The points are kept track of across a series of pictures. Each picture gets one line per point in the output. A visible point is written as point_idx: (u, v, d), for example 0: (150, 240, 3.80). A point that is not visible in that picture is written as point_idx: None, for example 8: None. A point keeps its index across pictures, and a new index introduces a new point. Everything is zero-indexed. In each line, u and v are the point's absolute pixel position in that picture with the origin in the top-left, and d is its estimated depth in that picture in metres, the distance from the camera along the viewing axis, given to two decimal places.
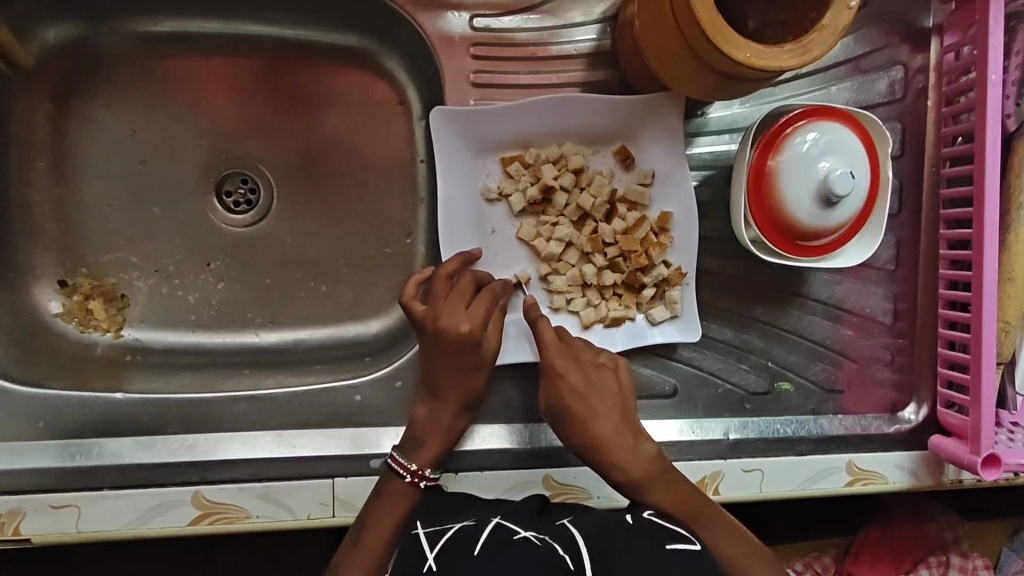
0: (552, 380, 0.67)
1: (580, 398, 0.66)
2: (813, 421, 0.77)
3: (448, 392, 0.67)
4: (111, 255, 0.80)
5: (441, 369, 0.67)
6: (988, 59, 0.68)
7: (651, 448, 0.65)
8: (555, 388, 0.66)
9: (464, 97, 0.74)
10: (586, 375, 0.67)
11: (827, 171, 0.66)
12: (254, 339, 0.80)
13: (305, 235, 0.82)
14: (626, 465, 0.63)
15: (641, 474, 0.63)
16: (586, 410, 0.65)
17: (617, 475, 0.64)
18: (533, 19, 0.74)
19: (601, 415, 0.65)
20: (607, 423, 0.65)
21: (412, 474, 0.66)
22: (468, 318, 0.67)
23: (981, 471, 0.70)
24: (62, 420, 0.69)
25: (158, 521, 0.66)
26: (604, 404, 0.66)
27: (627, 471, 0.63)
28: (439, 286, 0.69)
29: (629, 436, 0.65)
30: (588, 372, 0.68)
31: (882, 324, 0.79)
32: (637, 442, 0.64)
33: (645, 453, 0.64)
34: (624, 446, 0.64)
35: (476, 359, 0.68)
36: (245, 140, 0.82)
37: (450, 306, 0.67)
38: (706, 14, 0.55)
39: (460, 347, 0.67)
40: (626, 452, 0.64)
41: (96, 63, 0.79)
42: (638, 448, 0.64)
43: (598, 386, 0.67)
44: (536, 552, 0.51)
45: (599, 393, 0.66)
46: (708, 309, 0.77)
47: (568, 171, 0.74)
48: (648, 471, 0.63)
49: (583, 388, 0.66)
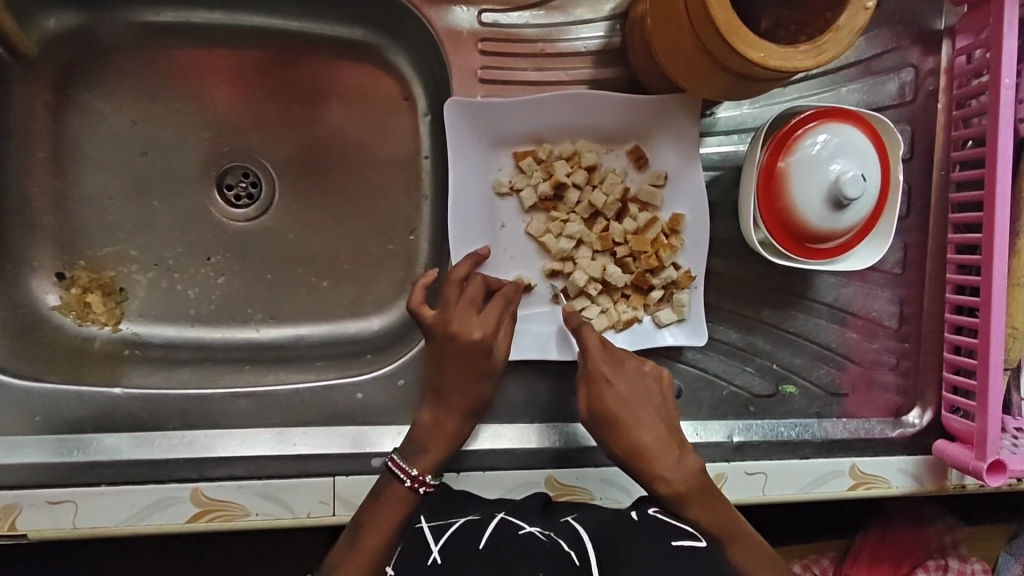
0: (598, 386, 0.66)
1: (626, 407, 0.65)
2: (817, 424, 0.76)
3: (453, 396, 0.67)
4: (110, 247, 0.79)
5: (453, 372, 0.67)
6: (1002, 62, 0.67)
7: (695, 462, 0.64)
8: (600, 395, 0.65)
9: (471, 92, 0.73)
10: (631, 384, 0.66)
11: (838, 173, 0.65)
12: (255, 335, 0.79)
13: (308, 229, 0.81)
14: (670, 476, 0.62)
15: (684, 488, 0.62)
16: (629, 418, 0.65)
17: (660, 486, 0.63)
18: (541, 15, 0.73)
19: (645, 424, 0.64)
20: (651, 434, 0.64)
21: (412, 479, 0.64)
22: (479, 325, 0.67)
23: (986, 477, 0.70)
24: (59, 415, 0.68)
25: (156, 518, 0.65)
26: (648, 414, 0.65)
27: (669, 482, 0.62)
28: (451, 291, 0.68)
29: (674, 448, 0.64)
30: (633, 380, 0.67)
31: (888, 328, 0.79)
32: (682, 455, 0.64)
33: (689, 467, 0.63)
34: (667, 458, 0.63)
35: (486, 365, 0.67)
36: (247, 134, 0.81)
37: (462, 312, 0.67)
38: (722, 14, 0.55)
39: (471, 355, 0.66)
40: (668, 462, 0.63)
41: (98, 52, 0.78)
42: (681, 461, 0.63)
43: (644, 396, 0.66)
44: (543, 547, 0.52)
45: (643, 402, 0.66)
46: (715, 311, 0.77)
47: (580, 168, 0.73)
48: (692, 484, 0.63)
49: (629, 397, 0.66)
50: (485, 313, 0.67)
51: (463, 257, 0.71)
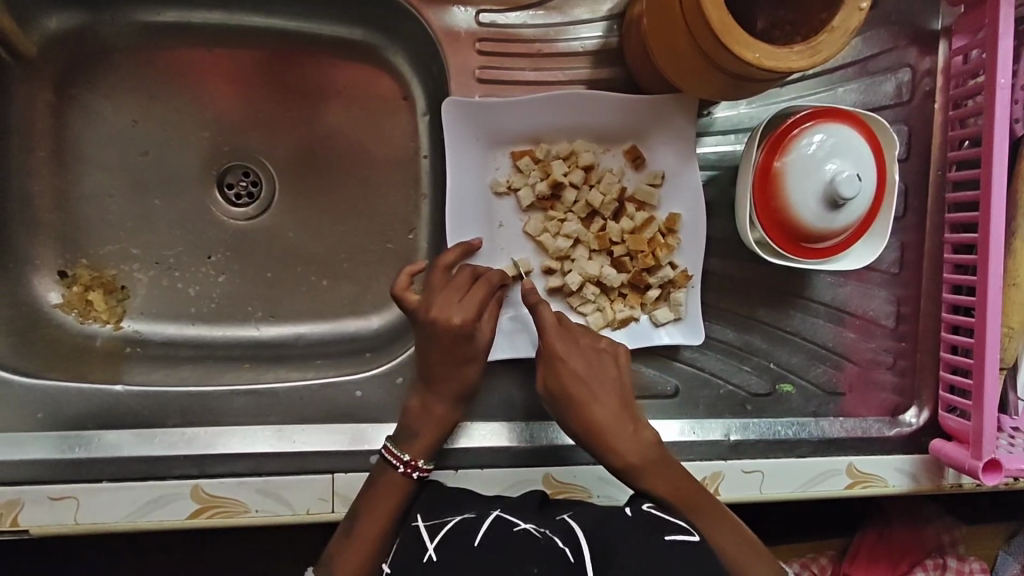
0: (553, 364, 0.66)
1: (580, 383, 0.65)
2: (813, 423, 0.76)
3: (439, 382, 0.67)
4: (112, 246, 0.79)
5: (436, 358, 0.66)
6: (998, 63, 0.68)
7: (650, 435, 0.64)
8: (556, 373, 0.66)
9: (469, 92, 0.73)
10: (587, 361, 0.67)
11: (834, 173, 0.65)
12: (255, 333, 0.80)
13: (307, 229, 0.81)
14: (623, 450, 0.63)
15: (638, 460, 0.63)
16: (585, 395, 0.65)
17: (615, 459, 0.63)
18: (539, 16, 0.73)
19: (601, 401, 0.65)
20: (604, 409, 0.64)
21: (406, 464, 0.65)
22: (460, 310, 0.66)
23: (982, 475, 0.70)
24: (61, 412, 0.69)
25: (155, 515, 0.66)
26: (604, 390, 0.65)
27: (624, 456, 0.63)
28: (437, 279, 0.69)
29: (628, 422, 0.64)
30: (589, 357, 0.67)
31: (885, 327, 0.79)
32: (636, 429, 0.64)
33: (644, 439, 0.64)
34: (621, 432, 0.64)
35: (469, 350, 0.67)
36: (247, 133, 0.81)
37: (444, 299, 0.67)
38: (717, 14, 0.55)
39: (453, 342, 0.66)
40: (623, 436, 0.64)
41: (100, 53, 0.79)
42: (635, 434, 0.64)
43: (600, 373, 0.66)
44: (537, 544, 0.52)
45: (598, 378, 0.66)
46: (711, 310, 0.77)
47: (578, 167, 0.74)
48: (646, 456, 0.63)
49: (584, 374, 0.66)
50: (467, 300, 0.67)
51: (452, 246, 0.71)
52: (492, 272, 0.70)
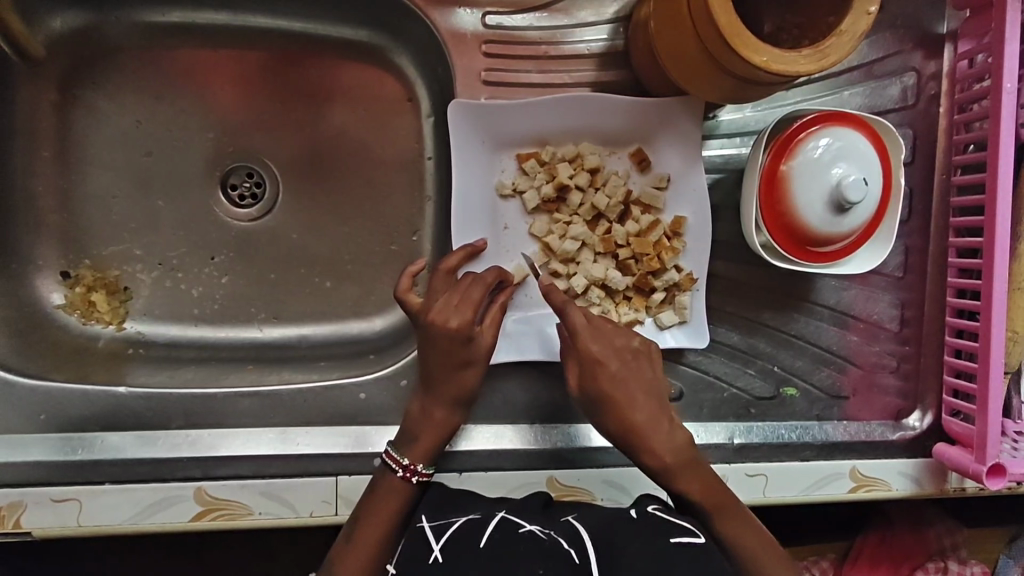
0: (589, 365, 0.64)
1: (616, 385, 0.64)
2: (817, 427, 0.77)
3: (439, 387, 0.66)
4: (115, 247, 0.79)
5: (434, 361, 0.66)
6: (1004, 67, 0.68)
7: (684, 435, 0.64)
8: (593, 374, 0.64)
9: (475, 94, 0.73)
10: (623, 363, 0.65)
11: (841, 176, 0.65)
12: (258, 334, 0.80)
13: (311, 230, 0.81)
14: (660, 451, 0.62)
15: (674, 461, 0.62)
16: (621, 398, 0.63)
17: (649, 459, 0.63)
18: (544, 18, 0.73)
19: (638, 403, 0.63)
20: (642, 411, 0.63)
21: (404, 469, 0.65)
22: (459, 314, 0.65)
23: (986, 479, 0.70)
24: (63, 413, 0.69)
25: (158, 517, 0.65)
26: (641, 391, 0.64)
27: (659, 455, 0.62)
28: (439, 283, 0.69)
29: (665, 421, 0.63)
30: (626, 358, 0.65)
31: (889, 331, 0.79)
32: (672, 429, 0.63)
33: (678, 440, 0.63)
34: (659, 432, 0.63)
35: (466, 354, 0.66)
36: (251, 133, 0.81)
37: (443, 302, 0.66)
38: (724, 17, 0.55)
39: (450, 344, 0.65)
40: (660, 436, 0.63)
41: (103, 53, 0.78)
42: (672, 435, 0.63)
43: (637, 374, 0.65)
44: (542, 545, 0.52)
45: (635, 380, 0.64)
46: (716, 313, 0.77)
47: (584, 170, 0.73)
48: (680, 457, 0.63)
49: (621, 376, 0.64)
50: (465, 301, 0.66)
51: (457, 248, 0.71)
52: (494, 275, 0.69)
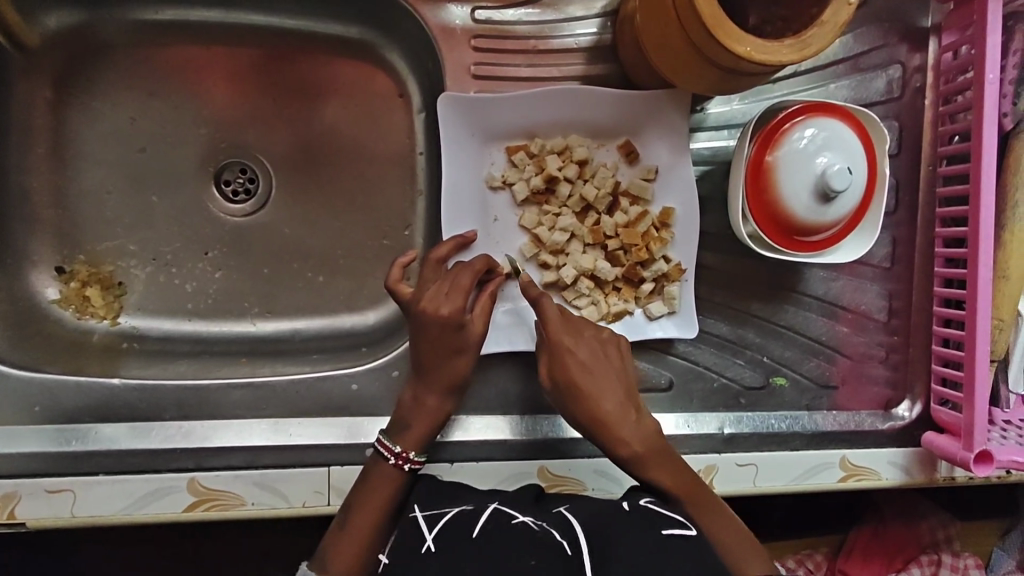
0: (557, 353, 0.66)
1: (584, 372, 0.65)
2: (807, 416, 0.77)
3: (431, 374, 0.67)
4: (109, 242, 0.80)
5: (425, 350, 0.67)
6: (986, 58, 0.69)
7: (654, 425, 0.64)
8: (562, 362, 0.66)
9: (465, 88, 0.74)
10: (592, 352, 0.67)
11: (825, 166, 0.66)
12: (252, 329, 0.80)
13: (304, 225, 0.82)
14: (629, 439, 0.63)
15: (643, 448, 0.62)
16: (590, 385, 0.65)
17: (621, 448, 0.63)
18: (534, 12, 0.74)
19: (606, 390, 0.65)
20: (611, 401, 0.64)
21: (396, 457, 0.65)
22: (449, 301, 0.66)
23: (974, 467, 0.71)
24: (58, 406, 0.69)
25: (152, 508, 0.66)
26: (609, 381, 0.65)
27: (629, 444, 0.63)
28: (430, 273, 0.69)
29: (634, 412, 0.64)
30: (593, 348, 0.67)
31: (878, 322, 0.80)
32: (641, 419, 0.64)
33: (648, 429, 0.64)
34: (627, 420, 0.63)
35: (458, 341, 0.67)
36: (244, 130, 0.82)
37: (434, 291, 0.67)
38: (707, 9, 0.56)
39: (442, 330, 0.66)
40: (628, 425, 0.63)
41: (97, 50, 0.79)
42: (641, 423, 0.64)
43: (605, 363, 0.67)
44: (534, 535, 0.53)
45: (603, 368, 0.66)
46: (705, 304, 0.77)
47: (572, 162, 0.74)
48: (650, 446, 0.63)
49: (589, 364, 0.66)
50: (455, 287, 0.67)
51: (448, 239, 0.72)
52: (484, 261, 0.70)
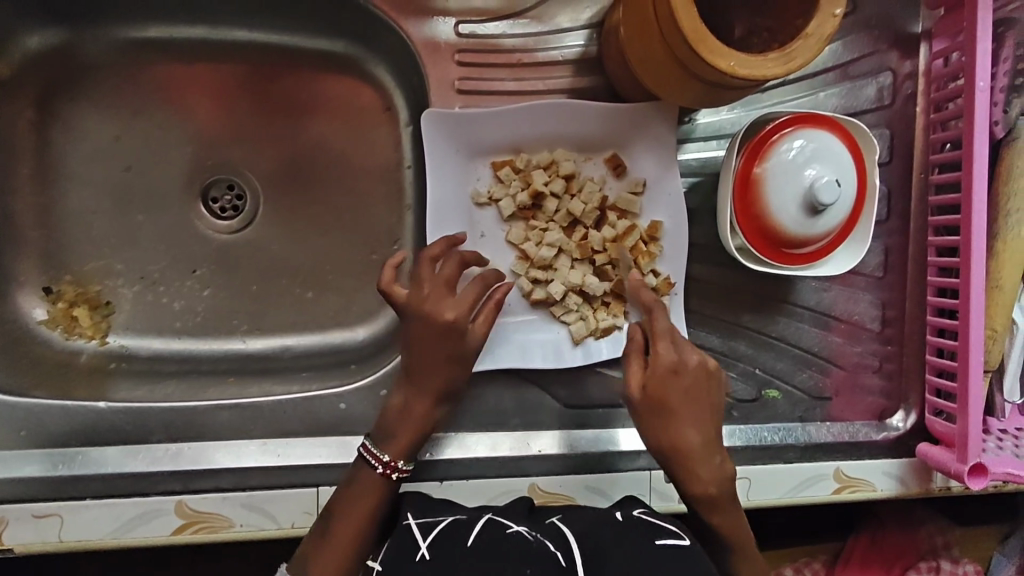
0: (662, 375, 0.64)
1: (684, 403, 0.64)
2: (801, 428, 0.76)
3: (426, 386, 0.67)
4: (96, 261, 0.79)
5: (422, 353, 0.67)
6: (977, 66, 0.68)
7: (730, 469, 0.65)
8: (665, 386, 0.64)
9: (449, 104, 0.73)
10: (694, 380, 0.65)
11: (814, 179, 0.65)
12: (241, 346, 0.80)
13: (293, 241, 0.81)
14: (706, 480, 0.63)
15: (716, 492, 0.64)
16: (685, 421, 0.64)
17: (693, 484, 0.64)
18: (518, 25, 0.73)
19: (698, 427, 0.64)
20: (699, 440, 0.64)
21: (384, 465, 0.64)
22: (452, 307, 0.66)
23: (967, 479, 0.70)
24: (44, 430, 0.69)
25: (141, 530, 0.66)
26: (703, 416, 0.65)
27: (704, 484, 0.64)
28: (425, 271, 0.68)
29: (716, 454, 0.64)
30: (696, 376, 0.65)
31: (871, 331, 0.79)
32: (721, 462, 0.64)
33: (725, 473, 0.64)
34: (709, 463, 0.64)
35: (458, 347, 0.67)
36: (230, 147, 0.81)
37: (436, 294, 0.67)
38: (689, 24, 0.55)
39: (443, 336, 0.66)
40: (709, 467, 0.64)
41: (81, 69, 0.79)
42: (720, 467, 0.64)
43: (701, 396, 0.65)
44: (529, 545, 0.52)
45: (699, 403, 0.65)
46: (696, 316, 0.77)
47: (559, 176, 0.73)
48: (722, 490, 0.64)
49: (688, 395, 0.64)
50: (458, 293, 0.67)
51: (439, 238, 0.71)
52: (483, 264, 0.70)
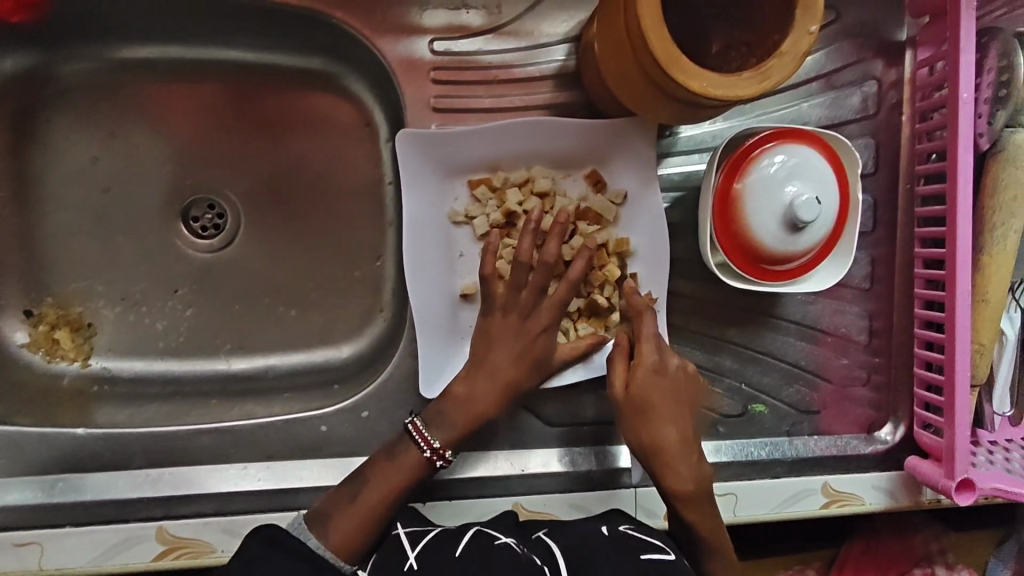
0: (643, 371, 0.64)
1: (664, 398, 0.63)
2: (788, 443, 0.76)
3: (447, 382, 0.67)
4: (77, 283, 0.79)
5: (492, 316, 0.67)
6: (960, 76, 0.66)
7: (707, 471, 0.64)
8: (645, 382, 0.63)
9: (425, 123, 0.72)
10: (676, 381, 0.64)
11: (792, 196, 0.64)
12: (224, 366, 0.79)
13: (275, 259, 0.81)
14: (684, 477, 0.62)
15: (693, 489, 0.62)
16: (665, 415, 0.63)
17: (669, 479, 0.63)
18: (493, 41, 0.73)
19: (677, 422, 0.63)
20: (678, 433, 0.63)
21: (433, 451, 0.64)
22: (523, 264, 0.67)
23: (956, 495, 0.69)
24: (24, 457, 0.68)
25: (120, 557, 0.65)
26: (683, 413, 0.64)
27: (682, 480, 0.62)
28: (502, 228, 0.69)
29: (695, 452, 0.63)
30: (677, 375, 0.65)
31: (859, 344, 0.78)
32: (699, 462, 0.63)
33: (702, 472, 0.63)
34: (686, 459, 0.63)
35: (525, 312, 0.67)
36: (209, 166, 0.81)
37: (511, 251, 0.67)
38: (661, 47, 0.54)
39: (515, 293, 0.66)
40: (686, 464, 0.63)
41: (58, 91, 0.78)
42: (697, 465, 0.63)
43: (682, 393, 0.64)
44: (515, 556, 0.51)
45: (680, 400, 0.64)
46: (681, 331, 0.76)
47: (534, 194, 0.73)
48: (699, 487, 0.63)
49: (670, 391, 0.64)
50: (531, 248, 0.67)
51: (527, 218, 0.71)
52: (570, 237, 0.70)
